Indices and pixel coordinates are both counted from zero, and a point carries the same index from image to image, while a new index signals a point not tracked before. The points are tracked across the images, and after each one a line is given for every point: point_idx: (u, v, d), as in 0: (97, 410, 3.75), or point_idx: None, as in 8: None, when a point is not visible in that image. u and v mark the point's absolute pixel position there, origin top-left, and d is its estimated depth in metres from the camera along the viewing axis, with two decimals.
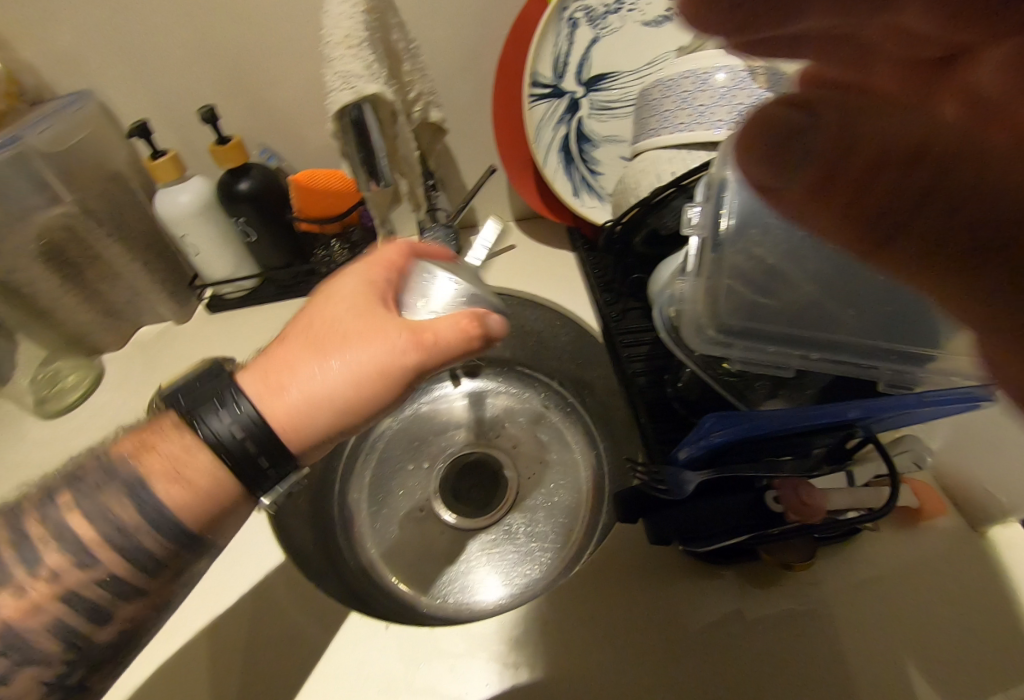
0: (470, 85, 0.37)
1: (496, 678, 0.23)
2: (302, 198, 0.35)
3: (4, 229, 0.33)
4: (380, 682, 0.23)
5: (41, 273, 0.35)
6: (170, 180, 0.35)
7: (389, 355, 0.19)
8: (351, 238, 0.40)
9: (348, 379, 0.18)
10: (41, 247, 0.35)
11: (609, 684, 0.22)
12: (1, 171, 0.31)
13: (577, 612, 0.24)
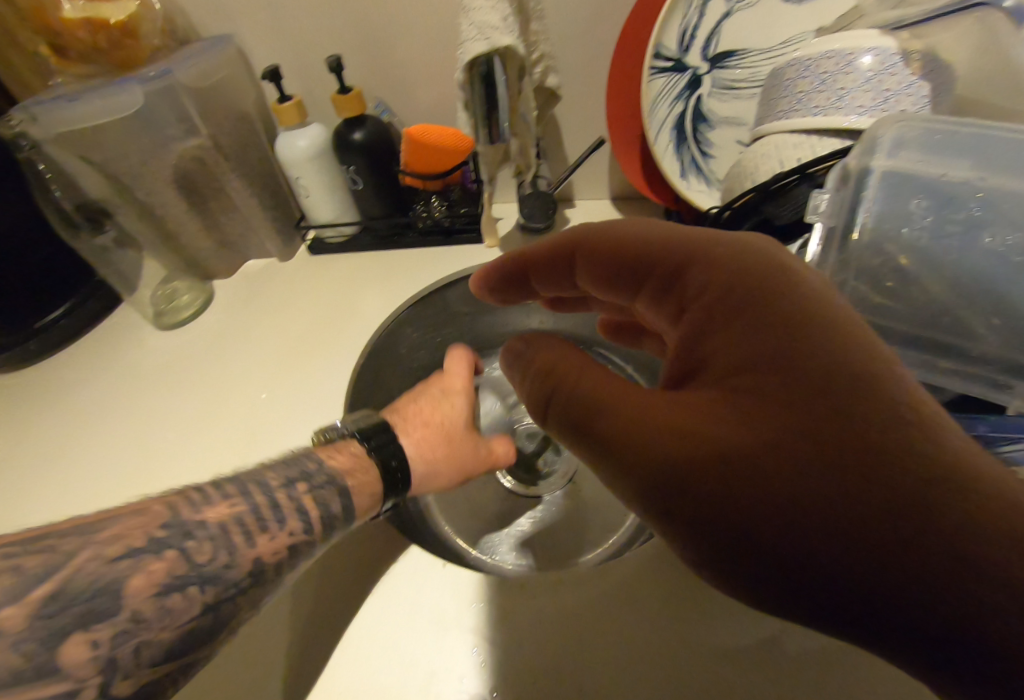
0: (589, 52, 0.36)
1: (544, 633, 0.23)
2: (412, 152, 0.36)
3: (149, 155, 0.36)
4: (432, 617, 0.24)
5: (173, 199, 0.39)
6: (293, 124, 0.38)
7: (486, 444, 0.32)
8: (450, 196, 0.40)
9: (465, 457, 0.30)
10: (176, 175, 0.38)
11: (654, 668, 0.23)
12: (151, 100, 0.34)
13: (632, 590, 0.25)
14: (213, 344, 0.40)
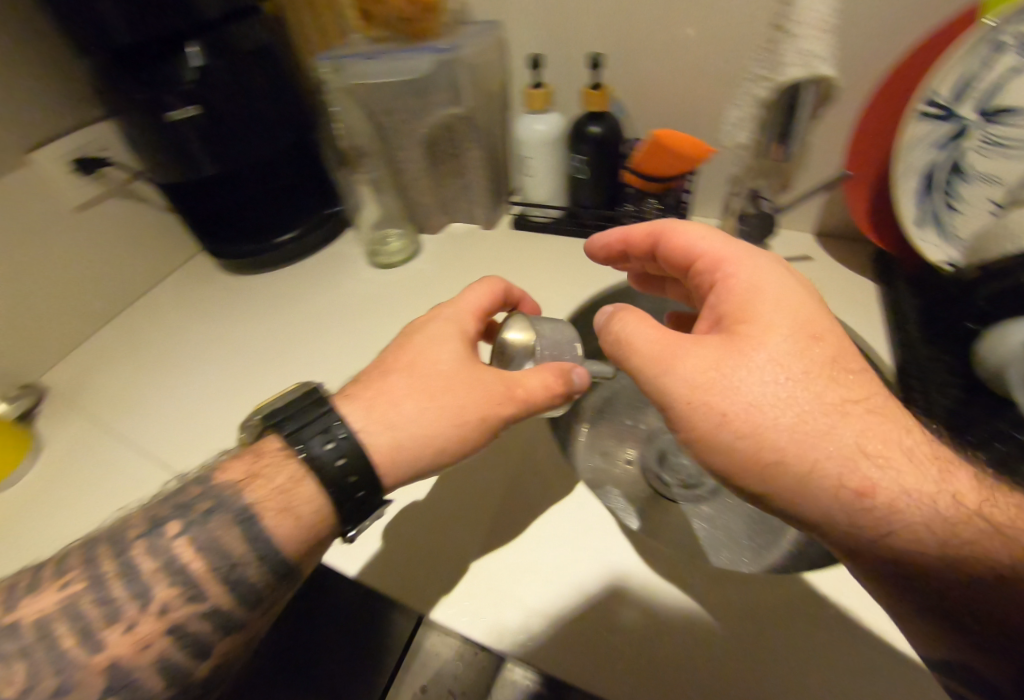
0: (859, 84, 0.36)
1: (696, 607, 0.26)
2: (649, 153, 0.38)
3: (415, 116, 0.41)
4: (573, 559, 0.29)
5: (418, 157, 0.44)
6: (537, 109, 0.41)
7: (500, 381, 0.28)
8: (666, 200, 0.42)
9: (456, 418, 0.27)
10: (430, 136, 0.43)
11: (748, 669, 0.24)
12: (434, 71, 0.38)
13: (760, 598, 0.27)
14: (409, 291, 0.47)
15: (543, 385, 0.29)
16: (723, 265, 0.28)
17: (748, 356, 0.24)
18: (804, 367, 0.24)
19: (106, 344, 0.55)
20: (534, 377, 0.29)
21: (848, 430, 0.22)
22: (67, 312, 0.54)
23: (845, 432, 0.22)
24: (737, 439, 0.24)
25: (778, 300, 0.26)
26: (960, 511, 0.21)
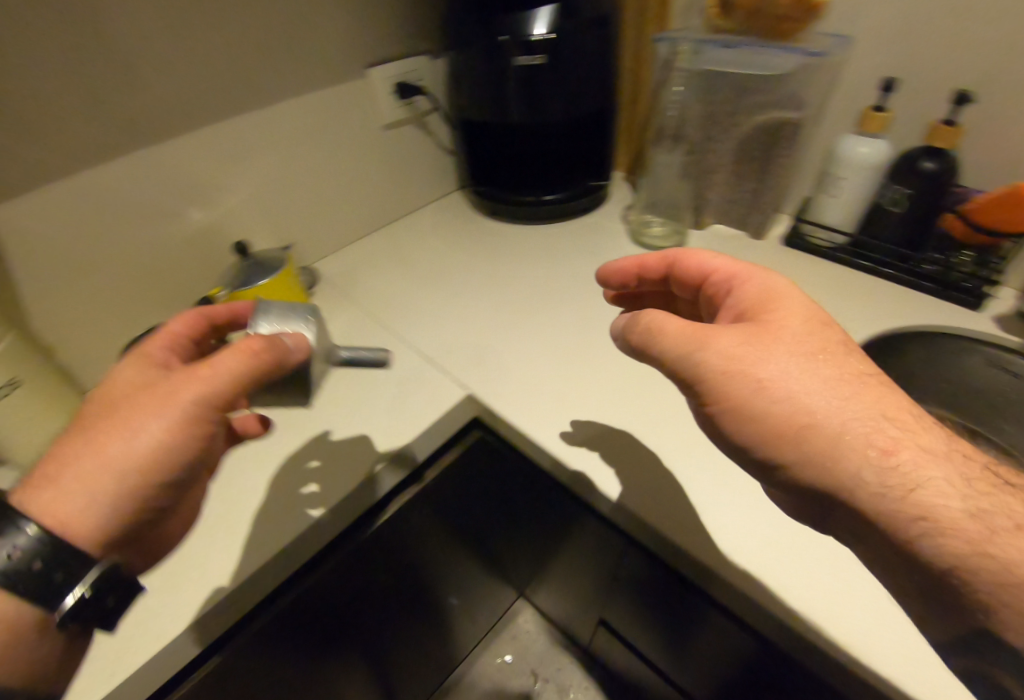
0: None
1: None
2: (985, 205, 0.58)
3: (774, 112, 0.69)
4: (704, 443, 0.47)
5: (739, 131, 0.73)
6: (868, 133, 0.62)
7: (192, 400, 0.37)
8: (981, 258, 0.62)
9: (155, 443, 0.36)
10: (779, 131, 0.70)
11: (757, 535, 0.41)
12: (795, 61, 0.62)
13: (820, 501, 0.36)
14: None
15: (189, 380, 0.37)
16: (733, 278, 0.44)
17: (759, 351, 0.36)
18: (812, 364, 0.35)
19: (358, 259, 0.85)
20: (224, 364, 0.37)
21: (854, 410, 0.33)
22: (337, 202, 0.82)
23: (863, 413, 0.33)
24: (762, 411, 0.35)
25: (795, 326, 0.38)
26: (953, 482, 0.31)
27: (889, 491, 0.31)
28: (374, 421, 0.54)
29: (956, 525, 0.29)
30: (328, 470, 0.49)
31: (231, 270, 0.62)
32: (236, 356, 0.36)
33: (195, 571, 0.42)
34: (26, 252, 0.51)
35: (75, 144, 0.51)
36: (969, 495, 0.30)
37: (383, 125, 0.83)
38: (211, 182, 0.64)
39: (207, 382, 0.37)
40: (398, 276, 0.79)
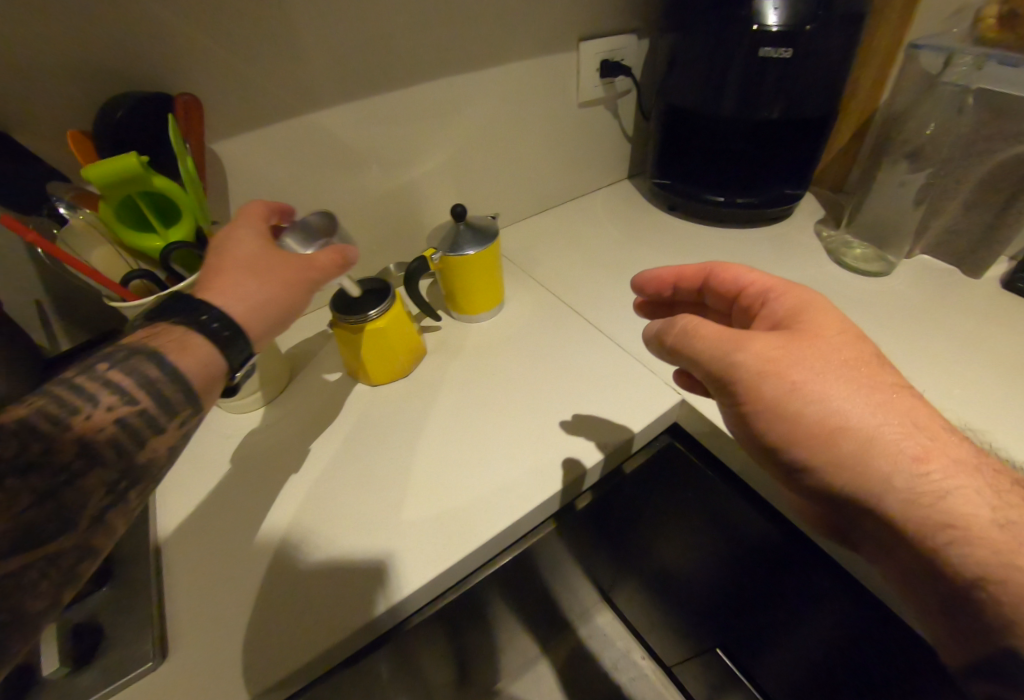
0: None
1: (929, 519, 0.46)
2: None
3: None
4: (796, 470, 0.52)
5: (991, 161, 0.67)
6: None
7: (314, 259, 0.48)
8: None
9: (285, 294, 0.44)
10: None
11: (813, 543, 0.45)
12: None
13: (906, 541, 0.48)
14: (852, 287, 0.79)
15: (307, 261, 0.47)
16: (765, 293, 0.50)
17: (797, 364, 0.42)
18: (846, 380, 0.41)
19: (534, 236, 0.91)
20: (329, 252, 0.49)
21: (881, 425, 0.39)
22: (520, 181, 0.88)
23: (894, 436, 0.38)
24: (802, 424, 0.41)
25: (827, 340, 0.43)
26: (955, 482, 0.37)
27: (907, 495, 0.37)
28: (532, 452, 0.56)
29: (968, 533, 0.35)
30: (514, 491, 0.52)
31: (444, 234, 0.68)
32: (332, 254, 0.50)
33: (402, 558, 0.48)
34: (282, 190, 0.66)
35: (332, 96, 0.63)
36: (975, 496, 0.36)
37: (579, 105, 0.84)
38: (419, 146, 0.73)
39: (324, 257, 0.49)
40: (579, 264, 0.83)
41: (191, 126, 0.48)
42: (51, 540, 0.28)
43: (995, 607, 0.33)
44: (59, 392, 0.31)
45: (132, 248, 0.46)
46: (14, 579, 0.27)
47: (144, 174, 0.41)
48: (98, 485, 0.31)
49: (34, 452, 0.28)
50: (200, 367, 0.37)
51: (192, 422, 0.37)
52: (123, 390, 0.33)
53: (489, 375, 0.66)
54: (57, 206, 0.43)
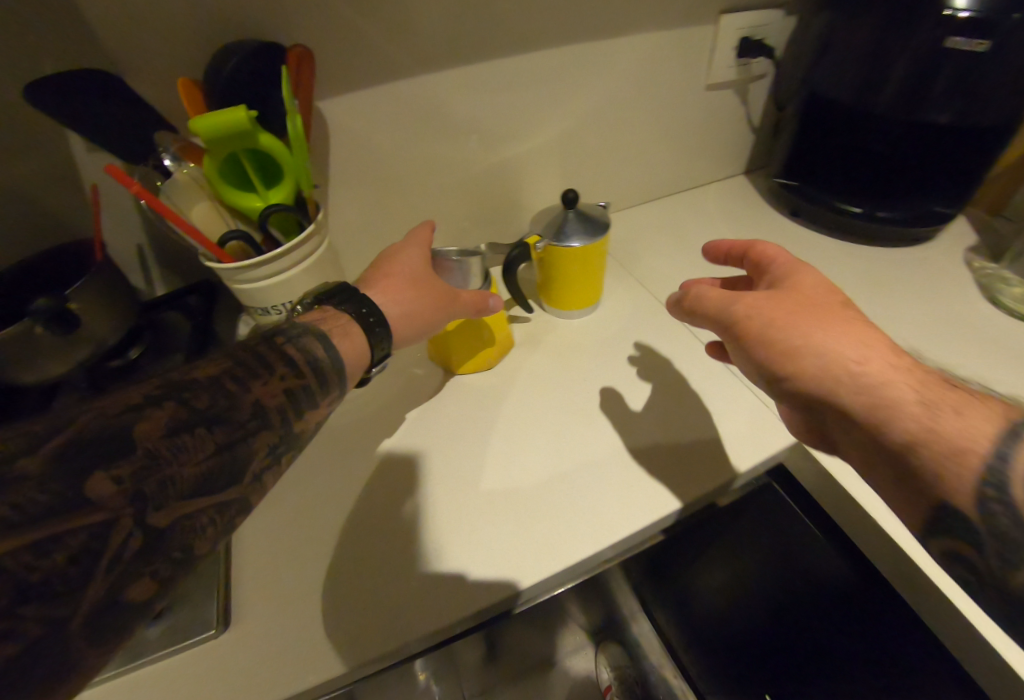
0: None
1: None
2: None
3: None
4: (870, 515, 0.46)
5: None
6: None
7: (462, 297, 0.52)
8: None
9: (428, 317, 0.48)
10: None
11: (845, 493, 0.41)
12: None
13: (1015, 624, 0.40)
14: (1003, 328, 0.65)
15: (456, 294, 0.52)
16: (764, 256, 0.47)
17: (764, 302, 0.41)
18: (819, 313, 0.39)
19: (633, 228, 0.83)
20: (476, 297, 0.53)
21: (850, 345, 0.37)
22: (626, 166, 0.80)
23: (872, 363, 0.35)
24: (776, 357, 0.39)
25: (813, 288, 0.42)
26: (933, 392, 0.33)
27: (878, 412, 0.34)
28: (605, 471, 0.52)
29: (941, 440, 0.31)
30: (588, 510, 0.49)
31: (551, 219, 0.63)
32: (479, 300, 0.54)
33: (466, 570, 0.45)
34: (378, 158, 0.63)
35: (442, 56, 0.58)
36: (956, 407, 0.32)
37: (706, 87, 0.75)
38: (523, 119, 0.67)
39: (471, 299, 0.53)
40: (683, 266, 0.75)
41: (300, 81, 0.44)
42: (228, 490, 0.28)
43: (967, 502, 0.30)
44: (244, 353, 0.32)
45: (232, 207, 0.44)
46: (193, 523, 0.26)
47: (251, 130, 0.39)
48: (262, 446, 0.30)
49: (221, 403, 0.29)
50: (353, 349, 0.38)
51: (337, 399, 0.36)
52: (294, 359, 0.33)
53: (553, 380, 0.62)
54: (163, 158, 0.42)
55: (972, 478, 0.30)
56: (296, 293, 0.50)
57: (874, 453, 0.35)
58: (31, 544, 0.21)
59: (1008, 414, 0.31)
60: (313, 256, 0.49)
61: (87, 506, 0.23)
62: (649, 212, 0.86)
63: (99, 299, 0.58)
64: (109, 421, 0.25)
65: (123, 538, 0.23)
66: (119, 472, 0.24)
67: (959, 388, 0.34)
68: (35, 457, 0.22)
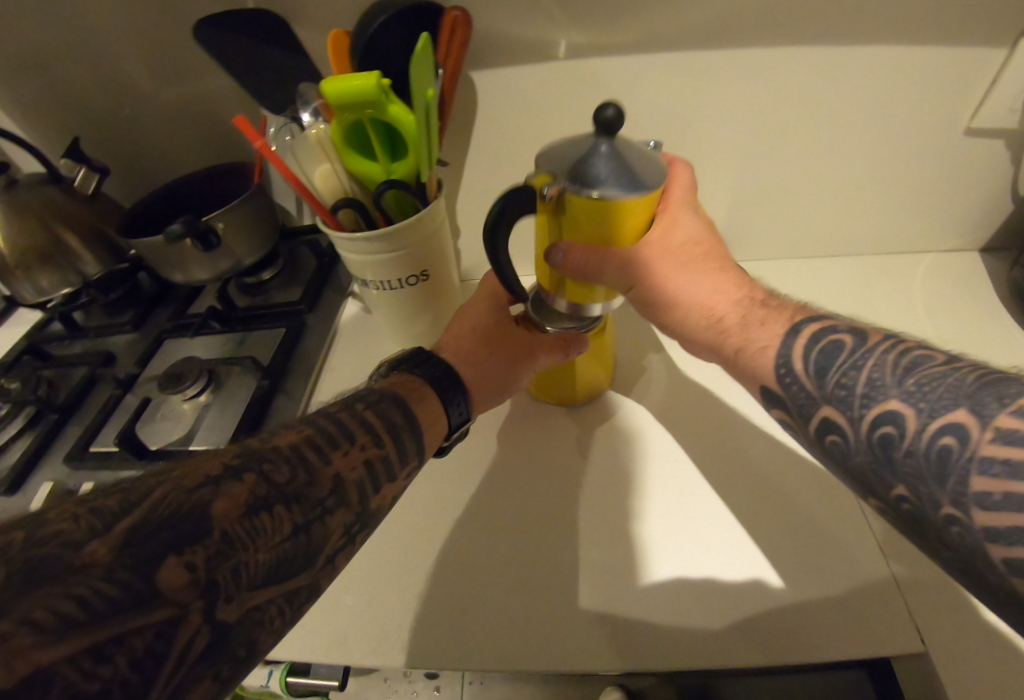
0: None
1: None
2: None
3: None
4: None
5: None
6: None
7: (541, 348, 0.50)
8: None
9: (507, 383, 0.49)
10: None
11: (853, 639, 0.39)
12: None
13: None
14: None
15: (535, 348, 0.49)
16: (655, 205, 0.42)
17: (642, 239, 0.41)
18: (689, 258, 0.40)
19: (795, 283, 0.69)
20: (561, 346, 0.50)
21: (711, 287, 0.40)
22: (808, 209, 0.65)
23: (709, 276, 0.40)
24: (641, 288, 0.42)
25: (686, 213, 0.42)
26: (760, 307, 0.38)
27: (730, 343, 0.38)
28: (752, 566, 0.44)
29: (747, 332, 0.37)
30: (704, 600, 0.42)
31: (573, 147, 0.38)
32: (564, 345, 0.50)
33: (548, 617, 0.42)
34: (515, 155, 0.59)
35: (618, 39, 0.49)
36: (762, 321, 0.37)
37: (959, 130, 0.55)
38: (697, 128, 0.56)
39: (553, 348, 0.50)
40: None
41: (449, 48, 0.40)
42: (295, 577, 0.28)
43: (771, 381, 0.35)
44: (322, 426, 0.34)
45: (354, 175, 0.43)
46: (259, 615, 0.26)
47: (382, 98, 0.36)
48: (338, 526, 0.31)
49: (298, 480, 0.30)
50: (430, 416, 0.40)
51: (414, 468, 0.37)
52: (373, 430, 0.35)
53: (668, 450, 0.54)
54: (303, 111, 0.42)
55: (774, 364, 0.35)
56: (400, 273, 0.48)
57: (717, 351, 0.39)
58: (87, 648, 0.20)
59: (795, 314, 0.36)
60: (423, 240, 0.47)
61: (158, 599, 0.22)
62: (823, 271, 0.70)
63: (244, 226, 0.63)
64: (181, 503, 0.25)
65: (191, 634, 0.23)
66: (192, 559, 0.24)
67: (769, 297, 0.39)
68: (105, 541, 0.23)
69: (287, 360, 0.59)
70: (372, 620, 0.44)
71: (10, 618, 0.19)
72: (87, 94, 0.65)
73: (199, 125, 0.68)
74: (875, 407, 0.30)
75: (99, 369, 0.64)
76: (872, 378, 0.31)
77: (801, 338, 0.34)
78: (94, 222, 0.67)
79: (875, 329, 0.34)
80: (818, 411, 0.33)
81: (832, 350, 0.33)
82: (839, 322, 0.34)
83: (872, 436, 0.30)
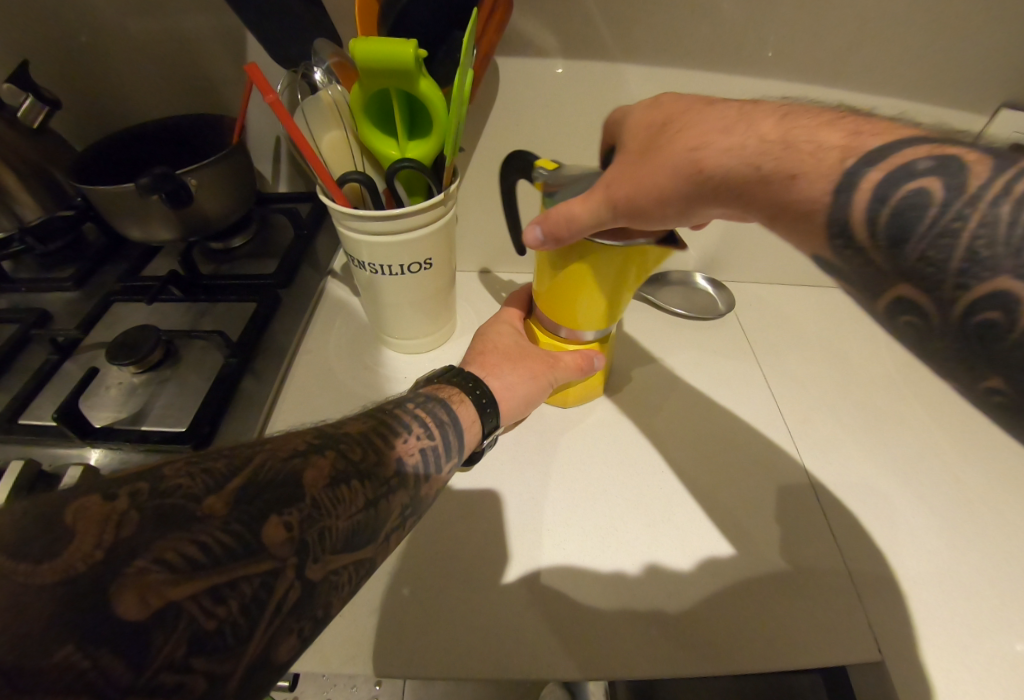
0: None
1: None
2: None
3: None
4: None
5: None
6: None
7: (551, 357, 0.48)
8: None
9: (530, 391, 0.46)
10: None
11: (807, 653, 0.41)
12: None
13: None
14: None
15: (549, 359, 0.48)
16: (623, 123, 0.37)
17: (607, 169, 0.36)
18: (655, 147, 0.32)
19: (774, 309, 0.72)
20: (570, 358, 0.49)
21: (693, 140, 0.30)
22: None
23: (686, 139, 0.30)
24: (619, 211, 0.35)
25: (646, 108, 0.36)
26: (793, 145, 0.26)
27: (763, 201, 0.28)
28: (715, 579, 0.45)
29: (781, 196, 0.27)
30: (664, 621, 0.42)
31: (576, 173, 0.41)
32: (574, 359, 0.49)
33: (508, 630, 0.40)
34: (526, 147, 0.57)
35: (647, 46, 0.48)
36: (795, 171, 0.26)
37: None
38: None
39: (566, 362, 0.49)
40: (815, 381, 0.63)
41: (486, 28, 0.39)
42: (364, 549, 0.27)
43: (822, 253, 0.26)
44: (382, 416, 0.33)
45: (367, 145, 0.40)
46: (335, 579, 0.25)
47: (415, 72, 0.34)
48: (398, 507, 0.29)
49: (369, 459, 0.29)
50: (469, 418, 0.38)
51: (455, 468, 0.35)
52: (424, 423, 0.34)
53: (623, 467, 0.53)
54: (315, 70, 0.38)
55: (823, 230, 0.25)
56: (403, 258, 0.45)
57: (747, 213, 0.29)
58: (208, 589, 0.20)
59: (847, 152, 0.25)
60: (434, 224, 0.44)
61: (262, 552, 0.22)
62: (798, 299, 0.74)
63: (220, 186, 0.57)
64: (278, 469, 0.25)
65: (285, 587, 0.22)
66: (289, 519, 0.23)
67: (793, 118, 0.27)
68: (221, 496, 0.22)
69: (259, 335, 0.54)
70: (349, 626, 0.40)
71: (146, 555, 0.19)
72: (42, 14, 0.57)
73: (175, 68, 0.61)
74: (978, 287, 0.21)
75: (32, 329, 0.55)
76: (974, 245, 0.21)
77: (861, 194, 0.24)
78: (38, 161, 0.58)
79: (976, 157, 0.23)
80: (890, 287, 0.24)
81: (911, 203, 0.23)
82: (916, 156, 0.23)
83: (968, 322, 0.22)
